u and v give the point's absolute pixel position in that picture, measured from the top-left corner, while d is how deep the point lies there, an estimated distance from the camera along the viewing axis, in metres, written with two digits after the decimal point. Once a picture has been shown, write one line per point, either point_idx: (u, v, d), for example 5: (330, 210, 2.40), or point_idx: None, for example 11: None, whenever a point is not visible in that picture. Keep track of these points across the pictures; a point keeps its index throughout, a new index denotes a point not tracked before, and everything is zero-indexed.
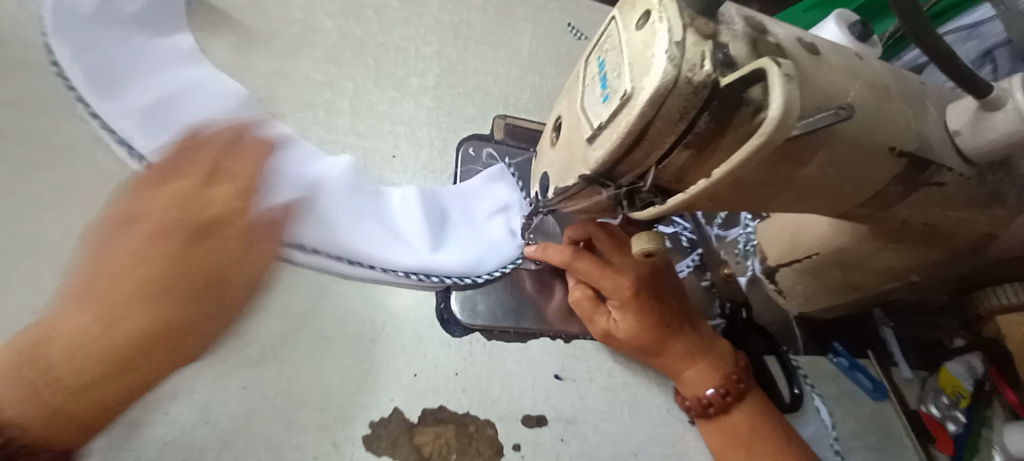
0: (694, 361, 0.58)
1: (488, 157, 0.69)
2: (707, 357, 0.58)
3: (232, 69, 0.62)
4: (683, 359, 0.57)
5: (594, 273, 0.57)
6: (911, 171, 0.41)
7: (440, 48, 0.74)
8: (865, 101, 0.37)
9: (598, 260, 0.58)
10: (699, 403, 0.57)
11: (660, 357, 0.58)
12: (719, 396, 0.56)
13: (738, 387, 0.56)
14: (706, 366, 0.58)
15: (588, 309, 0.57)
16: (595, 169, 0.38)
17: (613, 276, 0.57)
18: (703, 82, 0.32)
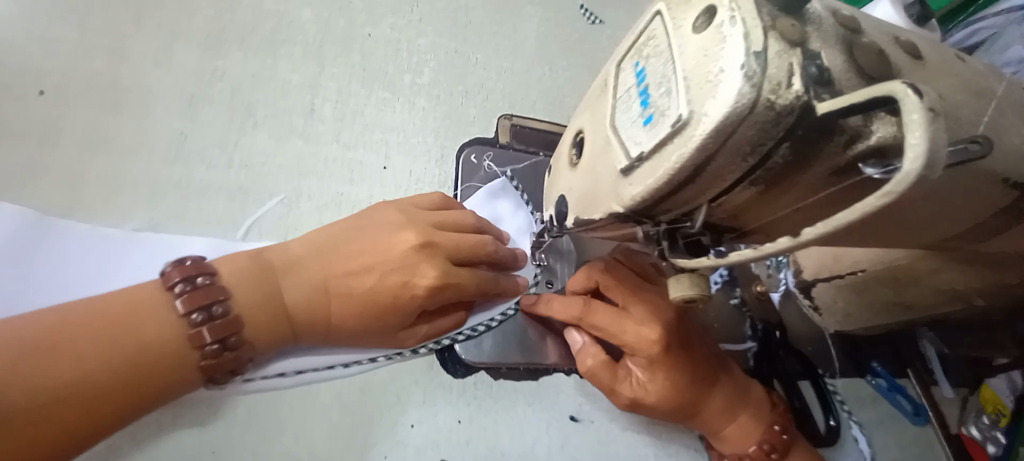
0: (731, 418, 0.49)
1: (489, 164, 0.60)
2: (746, 411, 0.50)
3: (196, 71, 0.54)
4: (719, 416, 0.49)
5: (611, 327, 0.47)
6: (1021, 203, 0.33)
7: (436, 38, 0.65)
8: (976, 119, 0.30)
9: (613, 310, 0.48)
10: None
11: (692, 418, 0.49)
12: (764, 454, 0.48)
13: (782, 438, 0.49)
14: (745, 421, 0.50)
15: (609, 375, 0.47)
16: (631, 207, 0.31)
17: (635, 329, 0.47)
18: (789, 107, 0.23)
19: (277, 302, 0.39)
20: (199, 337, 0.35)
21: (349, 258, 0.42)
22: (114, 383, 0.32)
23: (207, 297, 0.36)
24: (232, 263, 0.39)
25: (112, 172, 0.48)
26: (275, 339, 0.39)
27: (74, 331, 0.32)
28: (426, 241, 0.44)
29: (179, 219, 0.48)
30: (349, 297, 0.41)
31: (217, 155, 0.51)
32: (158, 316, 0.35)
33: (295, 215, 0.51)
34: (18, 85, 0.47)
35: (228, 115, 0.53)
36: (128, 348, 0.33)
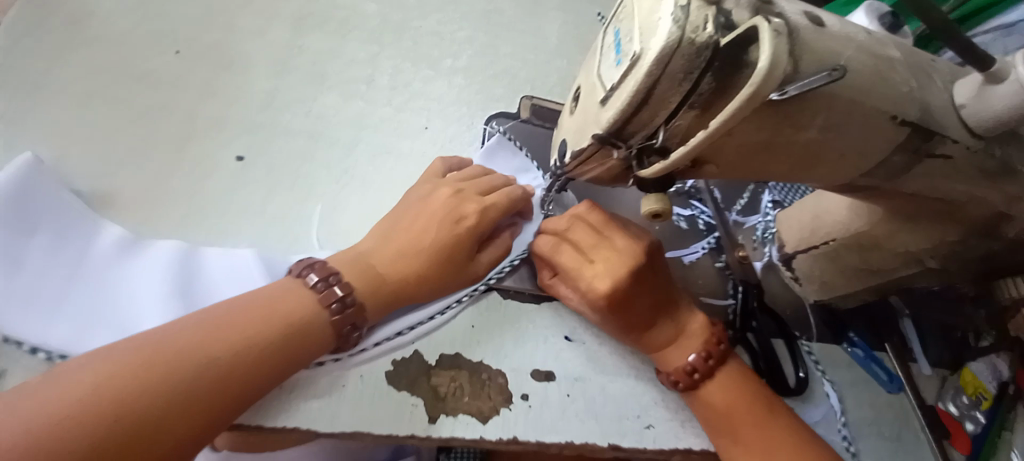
0: (670, 346, 0.59)
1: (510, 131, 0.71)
2: (684, 340, 0.59)
3: (288, 49, 0.69)
4: (658, 344, 0.59)
5: (586, 243, 0.59)
6: (915, 140, 0.42)
7: (473, 32, 0.79)
8: (863, 66, 0.39)
9: (591, 233, 0.60)
10: (683, 372, 0.57)
11: (639, 329, 0.59)
12: (701, 362, 0.56)
13: (722, 350, 0.57)
14: (682, 348, 0.58)
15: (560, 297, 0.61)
16: (606, 129, 0.42)
17: (589, 275, 0.57)
18: (705, 44, 0.35)
19: (372, 269, 0.53)
20: (326, 299, 0.49)
21: (411, 226, 0.56)
22: (278, 338, 0.45)
23: (326, 271, 0.50)
24: (341, 256, 0.54)
25: (221, 115, 0.64)
26: (379, 298, 0.52)
27: (246, 307, 0.46)
28: (456, 190, 0.59)
29: (266, 153, 0.63)
30: (418, 247, 0.55)
31: (298, 110, 0.66)
32: (299, 295, 0.48)
33: (351, 160, 0.65)
34: (163, 46, 0.66)
35: (308, 81, 0.68)
36: (284, 314, 0.47)
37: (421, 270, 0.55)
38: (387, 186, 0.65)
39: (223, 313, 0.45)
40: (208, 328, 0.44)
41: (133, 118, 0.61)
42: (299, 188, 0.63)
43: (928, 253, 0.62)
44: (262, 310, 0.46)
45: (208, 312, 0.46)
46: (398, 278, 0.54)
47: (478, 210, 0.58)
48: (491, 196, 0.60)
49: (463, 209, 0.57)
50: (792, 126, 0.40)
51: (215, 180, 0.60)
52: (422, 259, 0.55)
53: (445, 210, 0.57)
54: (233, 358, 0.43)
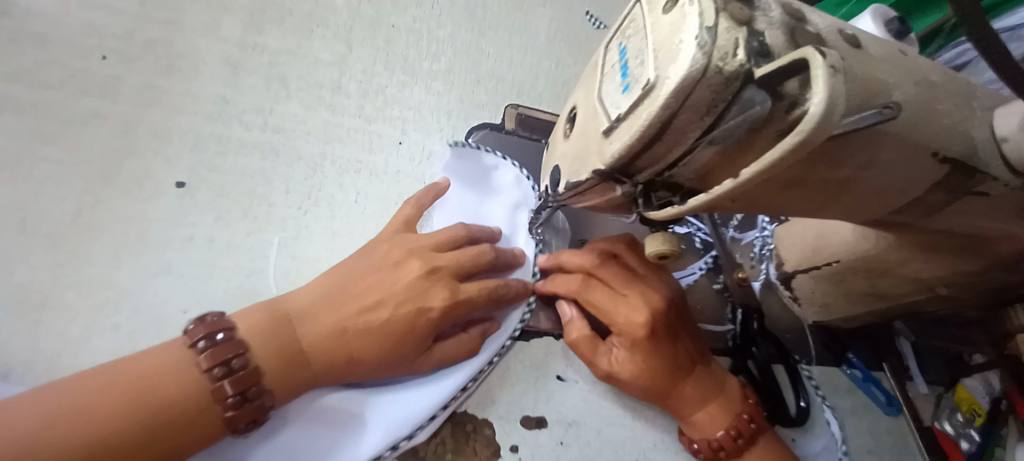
0: (706, 403, 0.53)
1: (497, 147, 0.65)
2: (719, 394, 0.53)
3: (240, 47, 0.60)
4: (693, 399, 0.52)
5: (622, 276, 0.54)
6: (954, 179, 0.38)
7: (454, 31, 0.71)
8: (908, 95, 0.34)
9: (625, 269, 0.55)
10: (728, 437, 0.51)
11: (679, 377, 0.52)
12: (743, 423, 0.52)
13: (751, 429, 0.52)
14: (716, 408, 0.53)
15: (613, 305, 0.52)
16: (611, 164, 0.36)
17: (625, 314, 0.52)
18: (735, 73, 0.29)
19: (295, 349, 0.43)
20: (221, 390, 0.39)
21: (360, 294, 0.47)
22: (147, 435, 0.37)
23: (229, 352, 0.40)
24: (249, 318, 0.43)
25: (163, 126, 0.54)
26: (291, 383, 0.43)
27: (104, 390, 0.37)
28: (430, 267, 0.49)
29: (218, 171, 0.54)
30: (363, 328, 0.45)
31: (253, 120, 0.57)
32: (185, 374, 0.39)
33: (319, 177, 0.57)
34: (87, 46, 0.54)
35: (264, 86, 0.59)
36: (163, 402, 0.38)
37: (355, 352, 0.45)
38: (358, 210, 0.57)
39: (78, 400, 0.36)
40: (41, 429, 0.34)
41: (53, 129, 0.50)
42: (254, 213, 0.54)
43: (940, 280, 0.58)
44: (128, 397, 0.37)
45: (52, 395, 0.36)
46: (326, 360, 0.44)
47: (446, 301, 0.48)
48: (467, 285, 0.50)
49: (430, 298, 0.47)
50: (824, 164, 0.34)
51: (151, 203, 0.51)
52: (364, 343, 0.45)
53: (409, 293, 0.47)
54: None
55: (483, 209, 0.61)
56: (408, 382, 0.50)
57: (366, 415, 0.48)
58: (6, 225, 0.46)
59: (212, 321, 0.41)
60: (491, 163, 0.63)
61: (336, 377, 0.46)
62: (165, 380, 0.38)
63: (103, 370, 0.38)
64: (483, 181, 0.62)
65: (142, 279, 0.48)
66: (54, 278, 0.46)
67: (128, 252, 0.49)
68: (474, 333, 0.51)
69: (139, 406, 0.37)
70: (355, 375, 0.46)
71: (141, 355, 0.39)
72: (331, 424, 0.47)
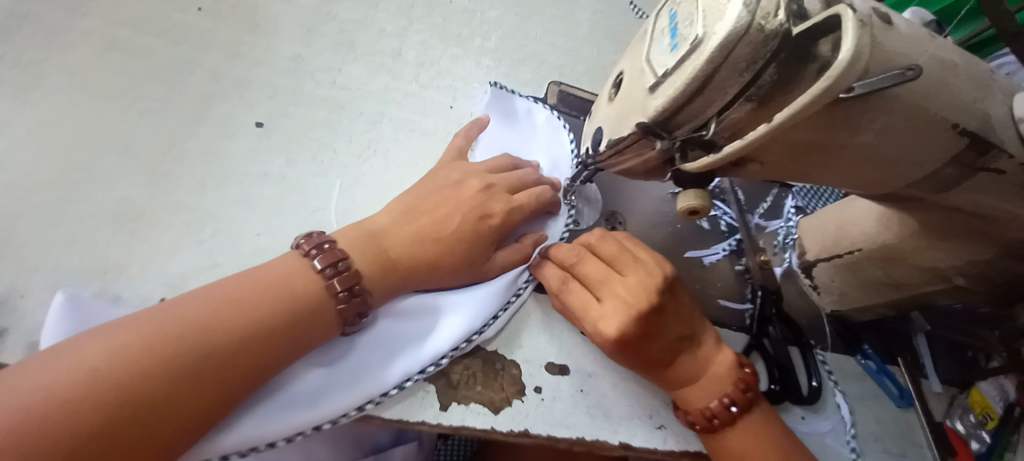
0: (689, 383, 0.56)
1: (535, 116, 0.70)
2: (713, 371, 0.56)
3: (314, 13, 0.66)
4: (681, 374, 0.56)
5: (616, 255, 0.57)
6: (971, 152, 0.41)
7: (504, 13, 0.76)
8: (931, 70, 0.37)
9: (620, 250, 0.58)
10: (721, 407, 0.54)
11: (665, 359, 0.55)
12: (738, 393, 0.54)
13: (746, 398, 0.55)
14: (706, 382, 0.56)
15: (605, 279, 0.56)
16: (653, 118, 0.40)
17: (596, 314, 0.54)
18: (775, 32, 0.33)
19: (384, 255, 0.50)
20: (332, 287, 0.47)
21: (431, 210, 0.55)
22: (284, 320, 0.44)
23: (335, 256, 0.47)
24: (345, 236, 0.50)
25: (244, 76, 0.60)
26: (386, 284, 0.50)
27: (246, 289, 0.44)
28: (487, 184, 0.57)
29: (290, 119, 0.60)
30: (438, 237, 0.53)
31: (322, 79, 0.63)
32: (305, 275, 0.47)
33: (376, 132, 0.63)
34: (185, 2, 0.61)
35: (334, 48, 0.65)
36: (291, 296, 0.45)
37: (434, 258, 0.53)
38: (409, 163, 0.62)
39: (228, 293, 0.44)
40: (204, 315, 0.42)
41: (152, 71, 0.57)
42: (320, 158, 0.59)
43: (957, 271, 0.60)
44: (265, 293, 0.45)
45: (205, 293, 0.44)
46: (411, 266, 0.52)
47: (505, 209, 0.56)
48: (519, 195, 0.58)
49: (490, 207, 0.56)
50: (849, 128, 0.38)
51: (230, 142, 0.57)
52: (442, 250, 0.53)
53: (473, 204, 0.55)
54: (233, 348, 0.42)
55: (525, 144, 0.67)
56: (467, 293, 0.56)
57: (433, 321, 0.54)
58: (111, 151, 0.53)
59: (317, 236, 0.49)
60: (525, 106, 0.68)
61: (418, 282, 0.53)
62: (290, 278, 0.46)
63: (240, 274, 0.46)
64: (518, 118, 0.68)
65: (220, 205, 0.54)
66: (149, 198, 0.53)
67: (211, 181, 0.55)
68: (526, 244, 0.60)
69: (275, 296, 0.45)
70: (427, 281, 0.53)
71: (268, 264, 0.47)
72: (403, 328, 0.53)
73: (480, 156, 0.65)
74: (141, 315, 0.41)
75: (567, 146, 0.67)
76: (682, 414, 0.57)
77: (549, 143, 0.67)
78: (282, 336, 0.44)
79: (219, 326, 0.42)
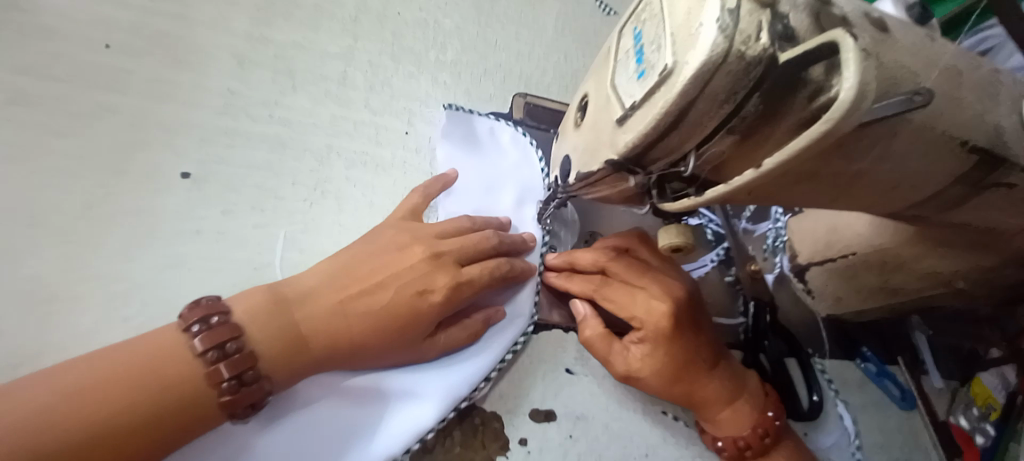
0: (729, 402, 0.53)
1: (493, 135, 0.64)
2: (743, 396, 0.53)
3: (244, 38, 0.59)
4: (718, 395, 0.52)
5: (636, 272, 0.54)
6: (981, 170, 0.37)
7: (460, 21, 0.69)
8: (936, 82, 0.32)
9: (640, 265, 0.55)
10: (755, 434, 0.52)
11: (696, 383, 0.52)
12: (766, 417, 0.52)
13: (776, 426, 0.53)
14: (742, 406, 0.53)
15: (630, 298, 0.53)
16: (624, 154, 0.35)
17: (643, 312, 0.52)
18: (758, 58, 0.28)
19: (294, 331, 0.43)
20: (216, 374, 0.39)
21: (366, 275, 0.48)
22: (158, 411, 0.37)
23: (223, 335, 0.40)
24: (246, 300, 0.43)
25: (167, 119, 0.53)
26: (291, 368, 0.43)
27: (99, 371, 0.37)
28: (435, 252, 0.51)
29: (225, 164, 0.54)
30: (365, 309, 0.46)
31: (260, 115, 0.56)
32: (184, 356, 0.39)
33: (325, 170, 0.56)
34: (91, 36, 0.54)
35: (271, 78, 0.58)
36: (168, 382, 0.38)
37: (354, 338, 0.46)
38: (364, 201, 0.57)
39: (91, 373, 0.37)
40: (38, 409, 0.35)
41: (55, 121, 0.50)
42: (262, 205, 0.53)
43: (960, 275, 0.57)
44: (138, 374, 0.38)
45: (62, 372, 0.37)
46: (329, 342, 0.45)
47: (449, 284, 0.50)
48: (470, 269, 0.52)
49: (433, 281, 0.49)
50: (847, 153, 0.33)
51: (156, 197, 0.50)
52: (364, 329, 0.46)
53: (411, 276, 0.49)
54: (71, 452, 0.34)
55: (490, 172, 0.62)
56: (425, 371, 0.51)
57: (389, 404, 0.49)
58: (11, 219, 0.45)
59: (208, 304, 0.42)
60: (486, 125, 0.63)
61: (332, 365, 0.46)
62: (168, 358, 0.39)
63: (113, 350, 0.39)
64: (473, 145, 0.62)
65: (151, 273, 0.48)
66: (64, 272, 0.46)
67: (136, 244, 0.48)
68: (475, 321, 0.52)
69: (147, 382, 0.38)
70: (348, 362, 0.47)
71: (152, 336, 0.40)
72: (353, 414, 0.48)
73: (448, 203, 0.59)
74: None
75: (536, 164, 0.62)
76: (708, 439, 0.55)
77: (515, 164, 0.62)
78: (158, 429, 0.37)
79: (75, 417, 0.35)
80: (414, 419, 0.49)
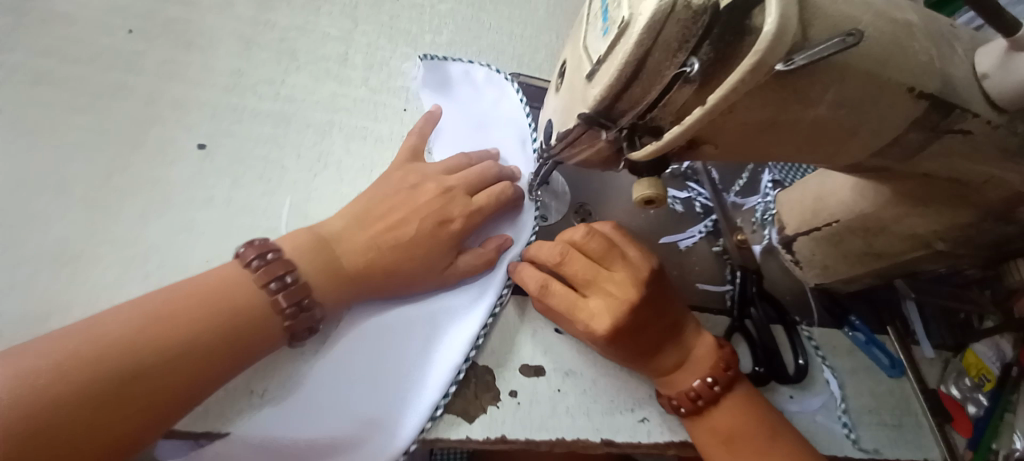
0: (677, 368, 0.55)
1: (462, 71, 0.67)
2: (691, 365, 0.56)
3: (252, 24, 0.64)
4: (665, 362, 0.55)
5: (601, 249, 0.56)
6: (933, 116, 0.39)
7: (454, 5, 0.73)
8: (881, 31, 0.35)
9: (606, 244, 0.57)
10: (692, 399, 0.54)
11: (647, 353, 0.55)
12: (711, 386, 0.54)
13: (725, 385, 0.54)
14: (690, 372, 0.55)
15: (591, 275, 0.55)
16: (593, 107, 0.38)
17: (586, 314, 0.54)
18: (703, 7, 0.31)
19: (335, 265, 0.50)
20: (278, 302, 0.46)
21: (386, 215, 0.54)
22: (228, 333, 0.43)
23: (279, 268, 0.46)
24: (291, 240, 0.50)
25: (182, 97, 0.58)
26: (338, 293, 0.50)
27: (181, 299, 0.43)
28: (445, 187, 0.57)
29: (236, 138, 0.58)
30: (393, 244, 0.53)
31: (265, 94, 0.61)
32: (243, 288, 0.45)
33: (326, 143, 0.61)
34: (113, 24, 0.59)
35: (275, 59, 0.63)
36: (232, 308, 0.44)
37: (389, 266, 0.52)
38: (363, 171, 0.61)
39: (164, 308, 0.42)
40: (128, 333, 0.40)
41: (82, 100, 0.55)
42: (268, 176, 0.57)
43: (938, 236, 0.58)
44: (205, 302, 0.43)
45: (139, 307, 0.42)
46: (366, 273, 0.52)
47: (464, 213, 0.56)
48: (478, 197, 0.58)
49: (449, 212, 0.56)
50: (799, 101, 0.36)
51: (173, 167, 0.55)
52: (399, 258, 0.53)
53: (429, 210, 0.55)
54: (167, 362, 0.40)
55: (476, 111, 0.67)
56: (457, 304, 0.57)
57: (444, 337, 0.55)
58: (45, 188, 0.51)
59: (260, 245, 0.48)
60: (461, 68, 0.67)
61: (375, 288, 0.53)
62: (231, 290, 0.45)
63: (177, 287, 0.44)
64: (453, 88, 0.67)
65: (167, 236, 0.53)
66: (91, 233, 0.51)
67: (154, 210, 0.53)
68: (488, 250, 0.58)
69: (215, 308, 0.43)
70: (381, 290, 0.53)
71: (204, 276, 0.46)
72: (402, 345, 0.54)
73: (446, 147, 0.65)
74: (69, 339, 0.39)
75: (514, 94, 0.66)
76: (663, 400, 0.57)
77: (495, 101, 0.67)
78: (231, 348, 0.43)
79: (163, 338, 0.41)
80: (458, 343, 0.54)
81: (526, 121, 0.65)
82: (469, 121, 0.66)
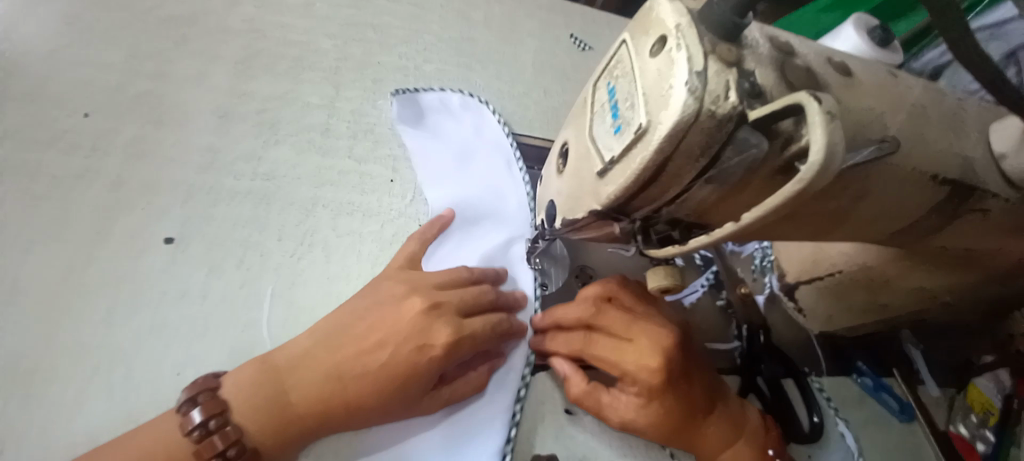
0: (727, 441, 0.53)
1: (435, 99, 0.67)
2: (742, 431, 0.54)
3: (228, 95, 0.60)
4: (717, 430, 0.53)
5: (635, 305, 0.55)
6: (954, 199, 0.38)
7: (441, 64, 0.71)
8: (903, 126, 0.34)
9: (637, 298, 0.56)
10: None
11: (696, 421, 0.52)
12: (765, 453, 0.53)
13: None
14: (740, 444, 0.53)
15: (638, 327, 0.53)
16: (607, 205, 0.35)
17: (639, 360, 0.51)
18: (728, 116, 0.28)
19: (284, 402, 0.45)
20: (209, 448, 0.42)
21: (362, 335, 0.48)
22: None
23: (214, 409, 0.43)
24: (240, 377, 0.45)
25: (149, 180, 0.53)
26: (281, 438, 0.45)
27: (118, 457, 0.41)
28: (432, 303, 0.50)
29: (207, 225, 0.53)
30: (362, 373, 0.46)
31: (242, 171, 0.56)
32: (175, 435, 0.42)
33: (311, 222, 0.56)
34: (70, 101, 0.54)
35: (253, 132, 0.59)
36: (163, 457, 0.41)
37: (357, 397, 0.46)
38: (352, 248, 0.57)
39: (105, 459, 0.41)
40: None
41: (34, 190, 0.50)
42: (247, 263, 0.53)
43: (946, 289, 0.57)
44: (137, 455, 0.41)
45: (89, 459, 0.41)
46: (326, 411, 0.46)
47: (450, 337, 0.49)
48: (472, 321, 0.52)
49: (432, 334, 0.49)
50: (824, 197, 0.34)
51: (138, 261, 0.50)
52: (367, 388, 0.46)
53: (411, 330, 0.48)
54: None
55: (457, 141, 0.66)
56: (444, 433, 0.52)
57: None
58: None
59: (201, 382, 0.44)
60: (435, 97, 0.67)
61: (338, 425, 0.47)
62: (170, 436, 0.42)
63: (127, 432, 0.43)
64: (428, 120, 0.66)
65: (130, 343, 0.47)
66: (46, 345, 0.45)
67: (120, 311, 0.48)
68: (481, 369, 0.53)
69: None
70: (353, 425, 0.47)
71: (153, 421, 0.43)
72: None
73: (435, 181, 0.62)
74: None
75: (493, 119, 0.68)
76: None
77: (474, 126, 0.68)
78: None
79: None
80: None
81: (509, 143, 0.67)
82: (453, 152, 0.65)
